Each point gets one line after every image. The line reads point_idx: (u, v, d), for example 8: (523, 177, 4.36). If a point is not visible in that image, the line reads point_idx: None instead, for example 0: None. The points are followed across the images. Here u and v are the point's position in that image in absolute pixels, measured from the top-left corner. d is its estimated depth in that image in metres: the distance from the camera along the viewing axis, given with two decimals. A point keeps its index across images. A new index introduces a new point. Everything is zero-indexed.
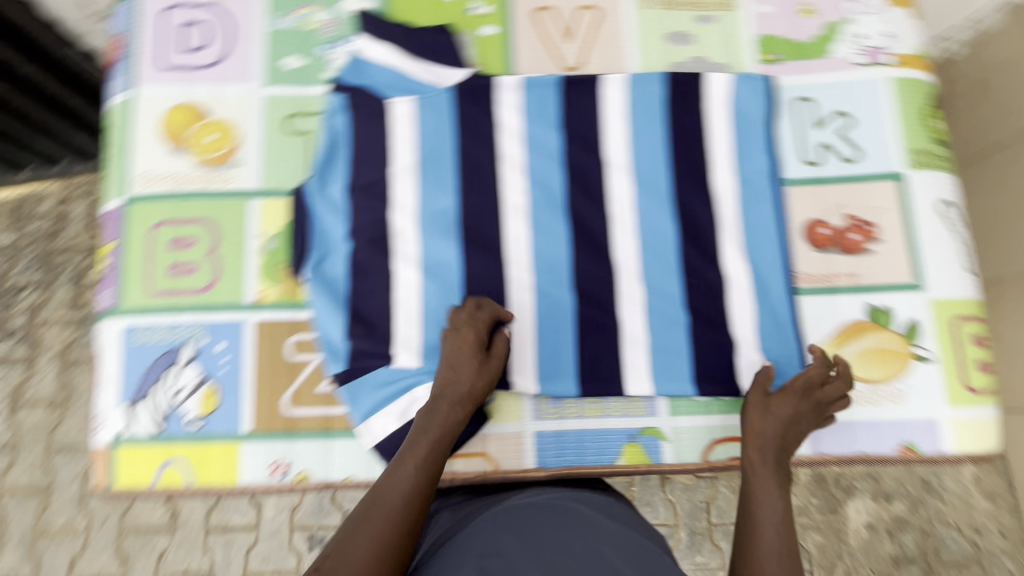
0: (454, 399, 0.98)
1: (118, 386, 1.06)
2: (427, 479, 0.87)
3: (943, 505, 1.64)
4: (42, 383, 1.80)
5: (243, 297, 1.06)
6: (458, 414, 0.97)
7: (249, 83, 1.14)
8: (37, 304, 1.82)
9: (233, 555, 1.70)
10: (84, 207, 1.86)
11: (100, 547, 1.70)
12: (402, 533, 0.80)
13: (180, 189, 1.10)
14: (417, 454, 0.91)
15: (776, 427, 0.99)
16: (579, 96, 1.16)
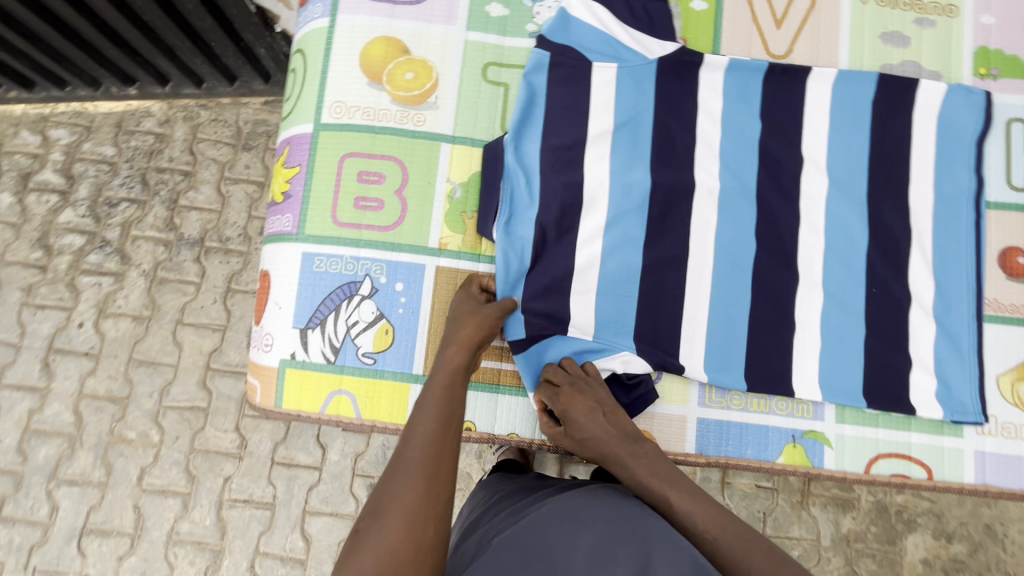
0: (443, 354, 0.95)
1: (294, 310, 1.07)
2: (434, 439, 0.82)
3: (1004, 555, 1.60)
4: (128, 297, 1.77)
5: (428, 242, 1.06)
6: (450, 375, 0.92)
7: (453, 25, 1.13)
8: (132, 219, 1.80)
9: (296, 492, 1.67)
10: (184, 130, 1.84)
11: (170, 465, 1.69)
12: (441, 493, 0.76)
13: (374, 124, 1.09)
14: (432, 411, 0.85)
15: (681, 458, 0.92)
16: (786, 82, 1.11)
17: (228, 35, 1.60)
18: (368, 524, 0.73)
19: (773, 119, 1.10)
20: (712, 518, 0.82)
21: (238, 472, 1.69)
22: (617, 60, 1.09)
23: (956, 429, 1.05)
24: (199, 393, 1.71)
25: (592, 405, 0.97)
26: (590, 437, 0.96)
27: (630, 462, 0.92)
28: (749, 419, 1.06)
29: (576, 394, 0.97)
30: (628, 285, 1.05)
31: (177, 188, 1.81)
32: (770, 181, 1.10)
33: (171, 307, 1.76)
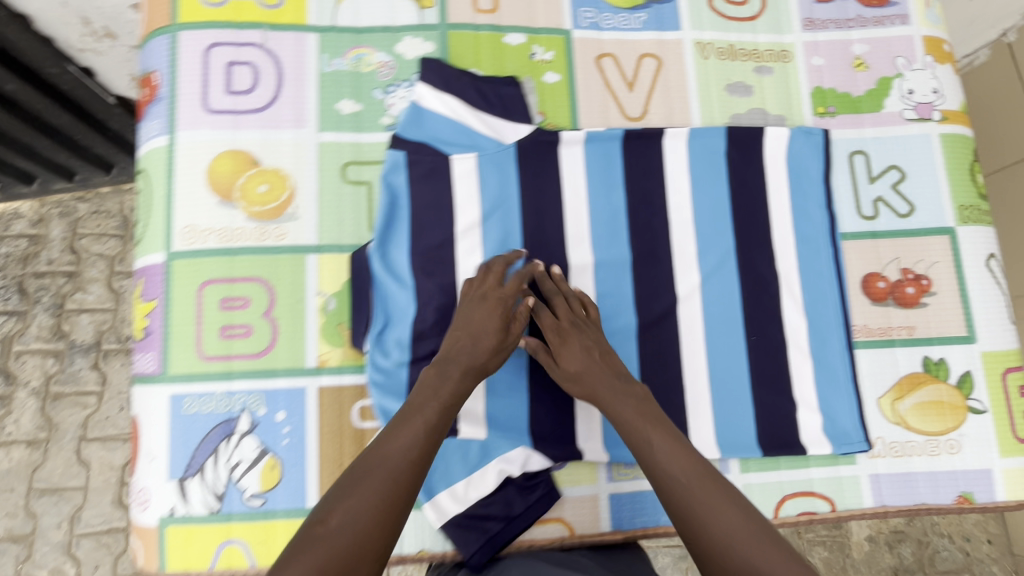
0: (477, 345, 0.92)
1: (168, 460, 0.97)
2: (417, 424, 0.84)
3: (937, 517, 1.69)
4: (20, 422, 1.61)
5: (305, 362, 1.01)
6: (490, 347, 0.93)
7: (303, 128, 1.08)
8: (13, 333, 1.62)
9: None
10: (62, 228, 1.68)
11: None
12: (398, 518, 0.76)
13: (229, 245, 1.03)
14: (439, 395, 0.88)
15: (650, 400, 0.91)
16: (643, 146, 1.14)
17: (89, 126, 1.43)
18: (334, 518, 0.74)
19: (636, 184, 1.13)
20: (712, 495, 0.78)
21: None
22: (477, 149, 1.10)
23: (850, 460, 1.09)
24: (113, 516, 1.55)
25: (588, 346, 0.96)
26: (579, 373, 0.94)
27: (654, 436, 0.85)
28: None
29: (566, 333, 0.97)
30: (518, 374, 1.04)
31: (60, 291, 1.64)
32: (643, 245, 1.12)
33: (70, 424, 1.59)
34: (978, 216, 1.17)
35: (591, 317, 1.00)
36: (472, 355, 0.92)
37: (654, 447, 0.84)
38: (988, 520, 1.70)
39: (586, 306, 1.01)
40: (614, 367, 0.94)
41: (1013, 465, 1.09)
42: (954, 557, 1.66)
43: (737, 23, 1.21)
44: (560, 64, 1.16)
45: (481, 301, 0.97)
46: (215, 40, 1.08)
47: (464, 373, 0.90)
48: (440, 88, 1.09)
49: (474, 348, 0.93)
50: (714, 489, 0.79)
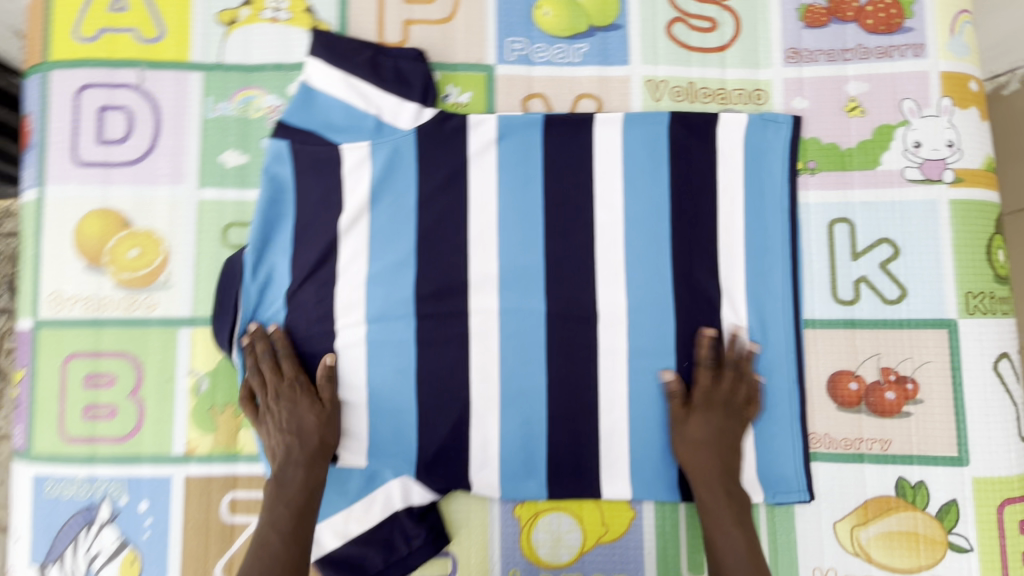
0: (308, 472, 0.87)
1: (31, 543, 0.93)
2: (293, 499, 0.85)
3: None
4: None
5: (171, 448, 0.92)
6: (307, 458, 0.87)
7: (181, 183, 0.97)
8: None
9: None
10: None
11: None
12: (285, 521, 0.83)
13: (95, 316, 0.94)
14: (297, 483, 0.86)
15: (711, 455, 0.90)
16: (571, 208, 0.98)
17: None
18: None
19: (562, 249, 0.97)
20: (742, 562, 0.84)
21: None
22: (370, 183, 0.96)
23: (788, 513, 0.94)
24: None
25: (719, 427, 0.91)
26: (698, 443, 0.90)
27: (721, 535, 0.86)
28: (562, 558, 0.93)
29: (712, 404, 0.92)
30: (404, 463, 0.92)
31: None
32: (566, 324, 0.96)
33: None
34: (989, 306, 0.94)
35: (749, 413, 0.93)
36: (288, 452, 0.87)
37: (705, 497, 0.90)
38: None
39: (751, 402, 0.93)
40: (727, 443, 0.91)
41: None
42: None
43: (701, 54, 1.01)
44: (478, 104, 1.01)
45: (707, 406, 0.92)
46: (88, 82, 0.97)
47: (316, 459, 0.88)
48: (328, 86, 0.96)
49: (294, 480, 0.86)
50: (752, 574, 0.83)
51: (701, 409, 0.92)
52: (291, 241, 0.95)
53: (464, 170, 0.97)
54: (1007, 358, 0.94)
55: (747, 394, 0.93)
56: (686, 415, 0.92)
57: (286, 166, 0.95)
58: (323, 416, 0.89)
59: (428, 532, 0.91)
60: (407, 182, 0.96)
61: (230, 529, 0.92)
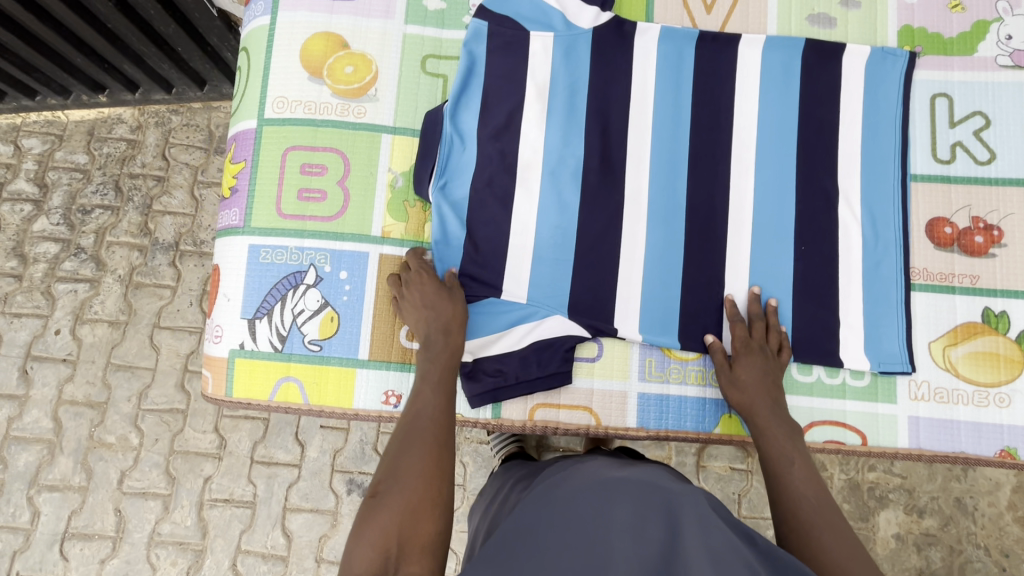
0: (428, 362, 0.98)
1: (242, 301, 1.09)
2: (440, 361, 0.98)
3: (975, 527, 1.68)
4: (106, 302, 1.80)
5: (370, 230, 1.09)
6: (444, 325, 1.00)
7: (390, 20, 1.16)
8: (106, 225, 1.82)
9: (275, 490, 1.72)
10: (157, 135, 1.86)
11: (150, 468, 1.72)
12: (441, 432, 0.89)
13: (315, 117, 1.12)
14: (440, 351, 0.99)
15: (756, 383, 1.02)
16: (715, 67, 1.16)
17: (191, 37, 1.60)
18: (382, 488, 0.81)
19: (704, 100, 1.15)
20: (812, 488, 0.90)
21: (218, 472, 1.73)
22: (552, 29, 1.14)
23: (889, 380, 1.08)
24: (176, 396, 1.75)
25: (763, 369, 1.04)
26: (747, 380, 1.03)
27: (788, 472, 0.93)
28: (689, 353, 1.09)
29: (750, 351, 1.04)
30: (563, 254, 1.09)
31: (150, 193, 1.83)
32: (703, 161, 1.14)
33: (147, 311, 1.78)
34: None
35: (783, 358, 1.06)
36: (430, 326, 1.00)
37: (763, 423, 1.00)
38: None
39: (782, 347, 1.07)
40: (773, 377, 1.03)
41: None
42: (985, 567, 1.67)
43: None
44: (639, 9, 1.19)
45: (746, 352, 1.04)
46: None
47: (438, 356, 0.99)
48: None
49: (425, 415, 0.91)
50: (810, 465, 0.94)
51: (744, 360, 1.04)
52: (480, 104, 1.12)
53: (629, 29, 1.15)
54: None
55: (775, 339, 1.07)
56: (731, 368, 1.04)
57: (483, 44, 1.13)
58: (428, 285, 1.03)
59: (558, 364, 1.05)
60: (580, 30, 1.14)
61: None
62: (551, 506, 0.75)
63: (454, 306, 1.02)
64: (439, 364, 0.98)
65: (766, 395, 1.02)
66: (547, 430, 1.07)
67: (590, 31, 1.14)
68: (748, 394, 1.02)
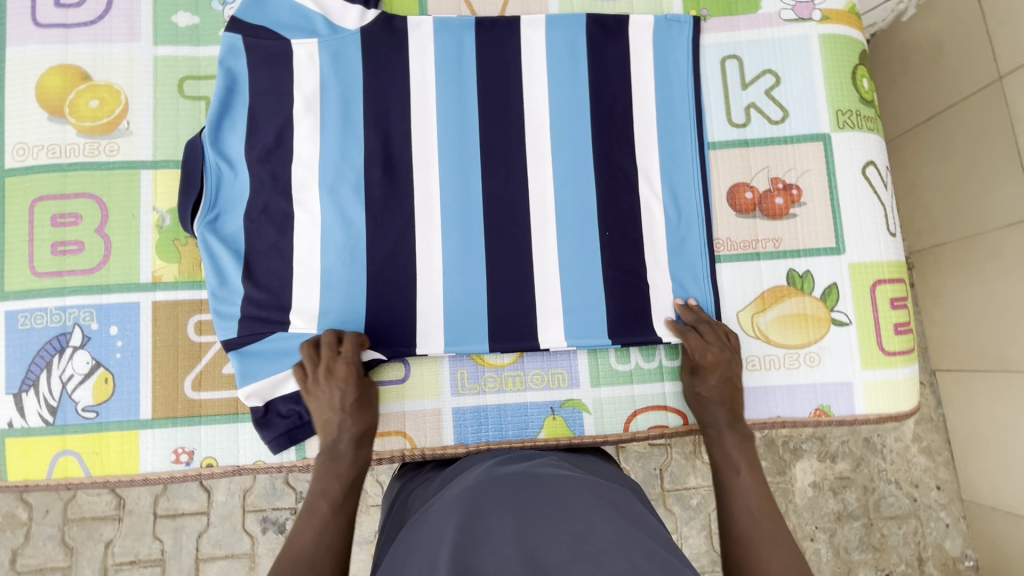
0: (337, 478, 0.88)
1: (5, 374, 0.98)
2: (345, 475, 0.89)
3: (885, 464, 1.62)
4: None
5: (139, 277, 1.00)
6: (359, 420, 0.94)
7: (136, 42, 1.05)
8: None
9: (185, 541, 1.60)
10: None
11: (43, 541, 1.60)
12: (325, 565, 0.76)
13: (60, 161, 1.01)
14: (348, 462, 0.90)
15: (717, 392, 0.98)
16: (498, 54, 1.10)
17: None
18: None
19: (490, 90, 1.09)
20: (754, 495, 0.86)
21: (120, 534, 1.61)
22: (316, 34, 1.06)
23: None
24: None
25: (726, 375, 0.99)
26: (706, 398, 0.98)
27: (738, 477, 0.89)
28: (503, 358, 1.05)
29: (710, 359, 0.99)
30: (353, 275, 1.02)
31: None
32: (496, 154, 1.08)
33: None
34: (856, 121, 1.10)
35: (734, 344, 1.02)
36: (340, 434, 0.92)
37: (714, 430, 0.97)
38: (937, 467, 1.62)
39: (730, 335, 1.02)
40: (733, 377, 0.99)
41: (876, 377, 1.05)
42: (898, 501, 1.61)
43: None
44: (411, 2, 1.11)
45: (707, 362, 0.99)
46: None
47: (344, 468, 0.89)
48: None
49: (303, 548, 0.77)
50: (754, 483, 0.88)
51: (705, 369, 0.99)
52: (246, 125, 1.04)
53: (400, 24, 1.08)
54: (873, 165, 1.10)
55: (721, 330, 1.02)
56: (692, 380, 1.01)
57: (241, 60, 1.04)
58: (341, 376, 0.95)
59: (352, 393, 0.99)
60: (346, 32, 1.07)
61: (198, 347, 1.00)
62: (430, 518, 0.70)
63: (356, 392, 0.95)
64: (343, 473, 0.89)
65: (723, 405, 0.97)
66: None
67: (356, 32, 1.07)
68: (704, 406, 0.99)
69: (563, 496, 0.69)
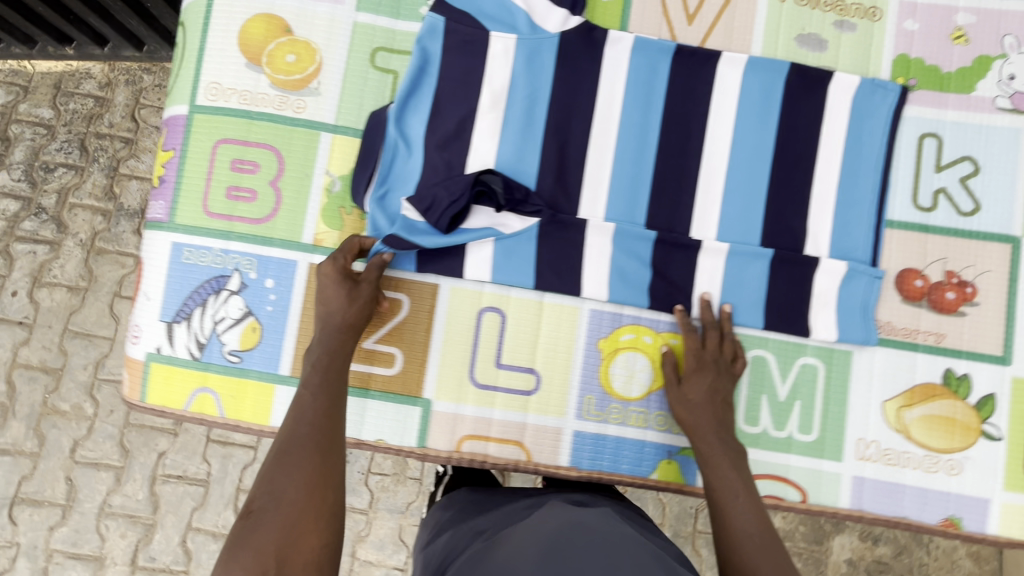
0: (324, 365, 0.93)
1: (162, 302, 1.02)
2: (326, 364, 0.93)
3: (927, 559, 1.49)
4: (65, 267, 1.70)
5: (302, 236, 1.01)
6: (343, 322, 0.95)
7: (340, 4, 1.05)
8: (68, 185, 1.71)
9: (232, 470, 1.65)
10: (126, 95, 1.75)
11: (103, 439, 1.66)
12: (304, 489, 0.78)
13: (249, 108, 1.03)
14: (328, 351, 0.94)
15: (702, 404, 0.97)
16: (691, 83, 1.06)
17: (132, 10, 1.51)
18: (256, 508, 0.76)
19: (676, 119, 1.06)
20: (750, 510, 0.87)
21: (172, 449, 1.65)
22: (516, 30, 1.04)
23: (836, 442, 1.03)
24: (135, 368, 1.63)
25: (713, 386, 0.98)
26: (695, 398, 0.97)
27: (723, 475, 0.92)
28: (632, 393, 1.03)
29: (703, 365, 0.99)
30: (508, 279, 1.02)
31: (116, 155, 1.74)
32: (668, 186, 1.05)
33: (108, 279, 1.70)
34: None
35: (735, 369, 1.01)
36: (320, 342, 0.95)
37: (691, 391, 0.98)
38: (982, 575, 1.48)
39: (736, 357, 1.01)
40: (717, 385, 0.98)
41: (1012, 500, 1.00)
42: None
43: None
44: (614, 15, 1.08)
45: (699, 368, 0.99)
46: None
47: (314, 370, 0.92)
48: None
49: (297, 430, 0.85)
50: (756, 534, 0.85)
51: (691, 379, 0.99)
52: (431, 108, 1.03)
53: (601, 35, 1.05)
54: None
55: (729, 351, 1.01)
56: (680, 386, 0.99)
57: (438, 42, 1.04)
58: (342, 265, 0.96)
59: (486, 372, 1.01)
60: (546, 34, 1.04)
61: None
62: (500, 551, 0.73)
63: (346, 291, 0.96)
64: (336, 344, 0.94)
65: (721, 449, 0.94)
66: (475, 463, 1.02)
67: (556, 36, 1.04)
68: (695, 412, 0.97)
69: (640, 550, 0.72)
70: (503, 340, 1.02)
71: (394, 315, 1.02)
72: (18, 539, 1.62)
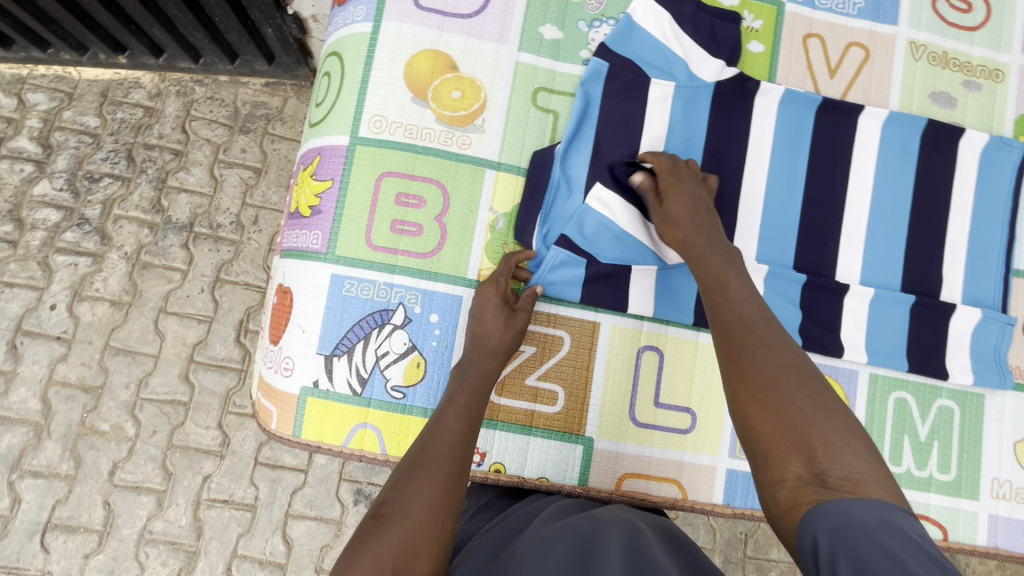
0: (462, 385, 0.91)
1: (320, 335, 1.00)
2: (469, 386, 0.90)
3: None
4: (108, 279, 1.55)
5: (467, 272, 1.02)
6: (490, 350, 0.94)
7: (504, 44, 1.07)
8: (114, 197, 1.57)
9: (279, 494, 1.50)
10: (177, 106, 1.62)
11: (145, 461, 1.49)
12: (431, 504, 0.75)
13: (414, 142, 1.03)
14: (475, 376, 0.92)
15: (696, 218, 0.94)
16: (835, 133, 1.11)
17: (206, 30, 1.46)
18: (386, 511, 0.74)
19: (821, 167, 1.11)
20: (783, 364, 0.75)
21: (219, 472, 1.50)
22: (674, 77, 1.08)
23: (973, 482, 1.08)
24: (182, 387, 1.50)
25: (695, 196, 0.96)
26: (682, 217, 0.95)
27: (775, 357, 0.75)
28: None
29: (681, 180, 0.98)
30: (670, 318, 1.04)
31: (165, 167, 1.59)
32: (813, 230, 1.09)
33: (153, 294, 1.54)
34: None
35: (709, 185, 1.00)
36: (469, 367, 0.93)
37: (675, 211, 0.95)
38: None
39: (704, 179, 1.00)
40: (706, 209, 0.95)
41: None
42: None
43: (956, 30, 1.17)
44: (763, 67, 1.13)
45: (676, 183, 0.97)
46: None
47: (467, 392, 0.89)
48: None
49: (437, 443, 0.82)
50: (786, 351, 0.76)
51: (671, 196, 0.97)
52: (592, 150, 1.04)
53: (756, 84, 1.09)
54: None
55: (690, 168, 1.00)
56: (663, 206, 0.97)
57: (599, 86, 1.06)
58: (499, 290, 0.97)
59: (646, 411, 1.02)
60: (703, 82, 1.08)
61: None
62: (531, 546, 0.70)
63: (501, 315, 0.96)
64: (483, 372, 0.93)
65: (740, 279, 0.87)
66: (634, 500, 1.02)
67: (712, 84, 1.08)
68: (681, 224, 0.95)
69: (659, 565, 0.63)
70: (661, 380, 1.04)
71: (555, 352, 1.02)
72: (50, 568, 1.44)
